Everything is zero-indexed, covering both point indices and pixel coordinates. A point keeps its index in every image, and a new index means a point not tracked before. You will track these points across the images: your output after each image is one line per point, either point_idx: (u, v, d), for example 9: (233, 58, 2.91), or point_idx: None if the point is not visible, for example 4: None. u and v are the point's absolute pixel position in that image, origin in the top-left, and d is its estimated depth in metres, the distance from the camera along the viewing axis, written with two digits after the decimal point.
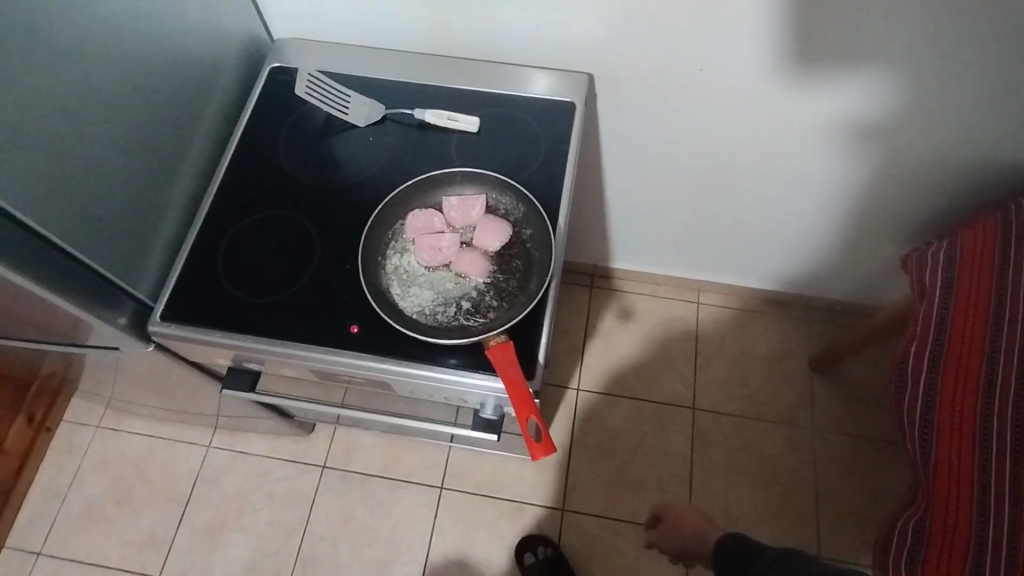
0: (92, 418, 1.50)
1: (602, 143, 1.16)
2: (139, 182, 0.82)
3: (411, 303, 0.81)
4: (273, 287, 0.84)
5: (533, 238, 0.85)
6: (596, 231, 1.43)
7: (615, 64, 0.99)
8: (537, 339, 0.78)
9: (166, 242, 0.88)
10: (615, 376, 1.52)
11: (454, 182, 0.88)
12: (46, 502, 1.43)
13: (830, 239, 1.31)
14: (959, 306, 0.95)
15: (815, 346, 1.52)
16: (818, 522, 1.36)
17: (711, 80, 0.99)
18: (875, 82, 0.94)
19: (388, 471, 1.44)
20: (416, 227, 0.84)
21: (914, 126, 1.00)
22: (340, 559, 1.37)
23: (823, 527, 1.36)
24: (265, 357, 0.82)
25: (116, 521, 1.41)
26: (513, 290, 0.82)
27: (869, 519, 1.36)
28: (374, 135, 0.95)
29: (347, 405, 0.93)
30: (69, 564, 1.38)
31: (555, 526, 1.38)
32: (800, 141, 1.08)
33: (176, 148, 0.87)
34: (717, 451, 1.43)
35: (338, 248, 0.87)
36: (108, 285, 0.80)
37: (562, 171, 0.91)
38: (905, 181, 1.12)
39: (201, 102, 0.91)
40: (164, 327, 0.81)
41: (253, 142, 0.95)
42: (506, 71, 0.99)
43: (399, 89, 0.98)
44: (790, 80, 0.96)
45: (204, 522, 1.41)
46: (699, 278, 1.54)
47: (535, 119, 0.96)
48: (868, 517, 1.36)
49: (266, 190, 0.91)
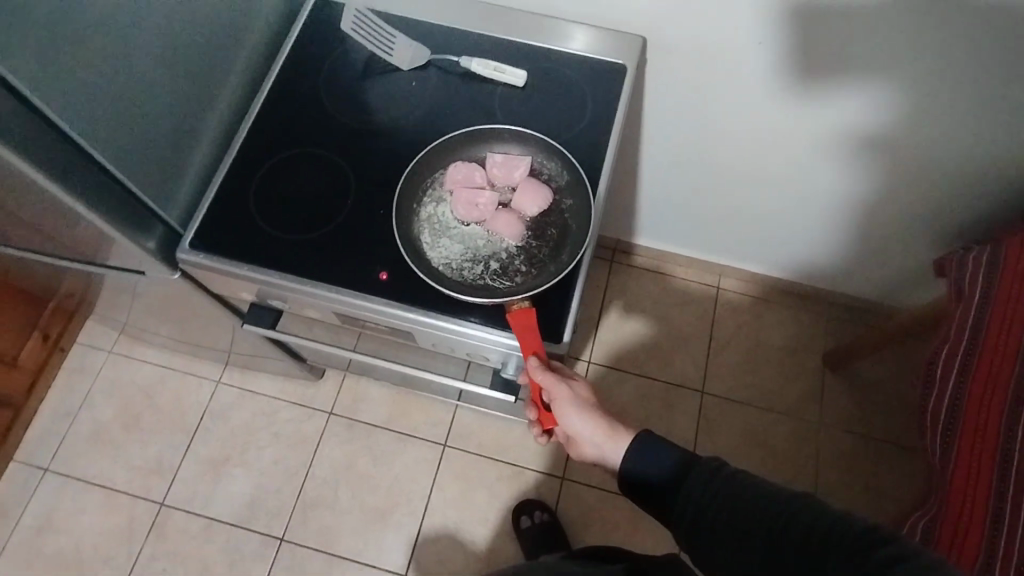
0: (106, 342, 1.51)
1: (644, 114, 1.12)
2: (177, 103, 0.79)
3: (439, 254, 0.80)
4: (304, 225, 0.83)
5: (572, 210, 0.83)
6: (625, 204, 1.41)
7: (672, 33, 0.94)
8: (566, 310, 0.77)
9: (199, 170, 0.87)
10: (628, 352, 1.51)
11: (500, 139, 0.86)
12: (55, 420, 1.45)
13: (861, 236, 1.28)
14: (996, 311, 0.93)
15: (831, 341, 1.51)
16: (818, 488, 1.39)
17: (763, 58, 0.95)
18: (942, 80, 0.89)
19: (393, 423, 1.45)
20: (457, 179, 0.83)
21: (974, 127, 0.95)
22: (339, 506, 1.38)
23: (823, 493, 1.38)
24: (290, 295, 0.81)
25: (123, 444, 1.43)
26: (544, 259, 0.80)
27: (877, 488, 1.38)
28: (416, 80, 0.92)
29: (358, 352, 0.92)
30: (74, 483, 1.40)
31: (553, 493, 1.39)
32: (851, 135, 1.04)
33: (216, 73, 0.85)
34: (722, 432, 1.44)
35: (373, 192, 0.85)
36: (140, 208, 0.79)
37: (605, 136, 0.88)
38: (956, 184, 1.07)
39: (241, 29, 0.88)
40: (193, 255, 0.80)
41: (291, 77, 0.92)
42: (557, 26, 0.96)
43: (446, 35, 0.95)
44: (848, 68, 0.92)
45: (209, 455, 1.42)
46: (722, 262, 1.52)
47: (582, 79, 0.93)
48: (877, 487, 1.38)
49: (303, 127, 0.89)
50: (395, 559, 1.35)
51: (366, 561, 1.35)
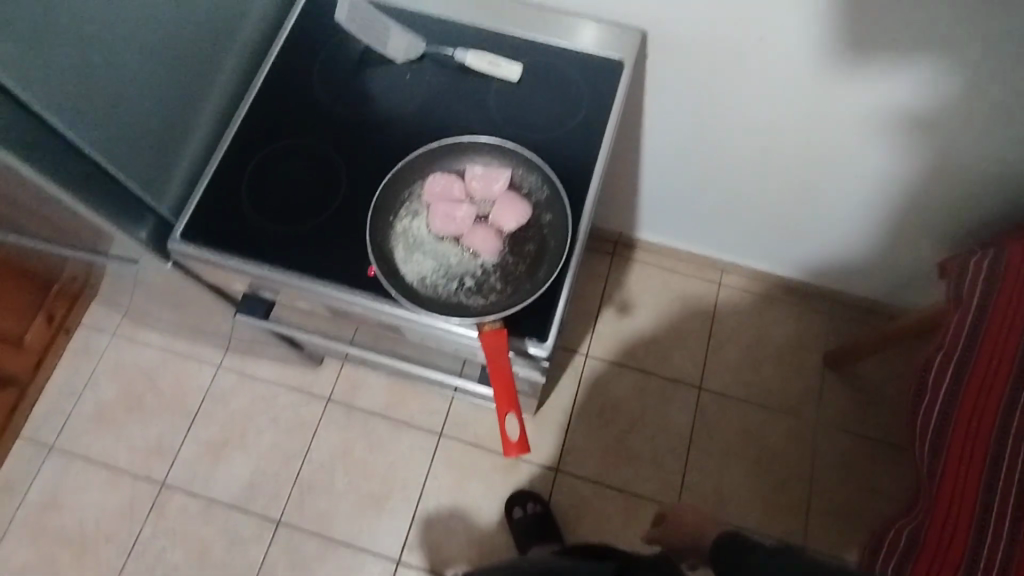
0: (111, 324, 1.53)
1: (645, 107, 1.10)
2: (169, 93, 0.79)
3: (412, 269, 0.79)
4: (294, 220, 0.83)
5: (552, 226, 0.81)
6: (627, 197, 1.39)
7: (674, 27, 0.93)
8: (549, 320, 0.76)
9: (191, 161, 0.87)
10: (627, 346, 1.51)
11: (480, 150, 0.84)
12: (61, 399, 1.48)
13: (867, 234, 1.26)
14: (994, 319, 0.92)
15: (833, 340, 1.49)
16: (808, 513, 1.37)
17: (767, 52, 0.93)
18: (947, 73, 0.87)
19: (390, 411, 1.46)
20: (433, 192, 0.81)
21: (983, 125, 0.93)
22: (334, 490, 1.41)
23: (812, 518, 1.36)
24: (282, 288, 0.82)
25: (127, 425, 1.46)
26: (520, 276, 0.79)
27: (868, 510, 1.37)
28: (411, 73, 0.91)
29: (353, 343, 0.95)
30: (78, 461, 1.43)
31: (546, 484, 1.40)
32: (855, 132, 1.02)
33: (209, 65, 0.85)
34: (718, 431, 1.44)
35: (364, 188, 0.85)
36: (131, 198, 0.79)
37: (600, 132, 0.87)
38: (962, 183, 1.05)
39: (234, 20, 0.88)
40: (184, 246, 0.81)
41: (286, 68, 0.92)
42: (555, 20, 0.94)
43: (443, 27, 0.94)
44: (851, 65, 0.91)
45: (209, 438, 1.45)
46: (724, 259, 1.50)
47: (579, 75, 0.91)
48: (867, 509, 1.37)
49: (296, 119, 0.89)
50: (388, 544, 1.37)
51: (360, 545, 1.37)
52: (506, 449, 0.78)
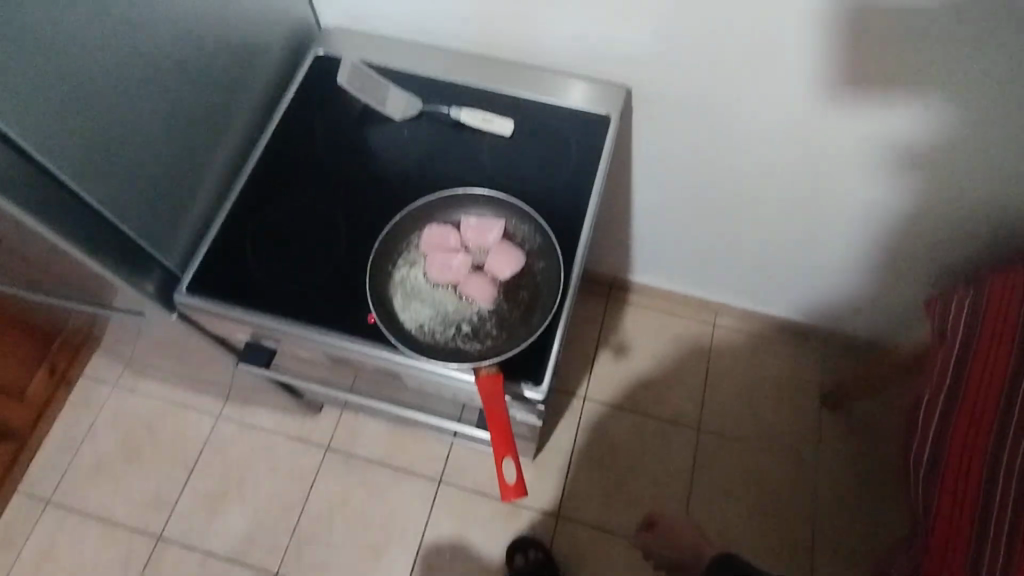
0: (111, 376, 1.54)
1: (634, 156, 1.15)
2: (178, 154, 0.84)
3: (410, 316, 0.82)
4: (296, 271, 0.86)
5: (544, 273, 0.84)
6: (620, 241, 1.43)
7: (657, 82, 0.99)
8: (543, 364, 0.79)
9: (196, 216, 0.91)
10: (625, 388, 1.52)
11: (475, 202, 0.88)
12: (60, 452, 1.48)
13: (854, 273, 1.29)
14: (980, 348, 0.93)
15: (828, 378, 1.50)
16: (813, 554, 1.35)
17: (746, 102, 0.98)
18: (916, 116, 0.93)
19: (389, 458, 1.46)
20: (430, 242, 0.85)
21: (953, 168, 0.98)
22: (334, 541, 1.39)
23: (818, 558, 1.35)
24: (285, 337, 0.83)
25: (125, 477, 1.45)
26: (515, 322, 0.81)
27: (873, 549, 1.35)
28: (409, 130, 0.96)
29: (353, 390, 0.97)
30: (74, 515, 1.42)
31: (548, 530, 1.38)
32: (834, 175, 1.07)
33: (216, 127, 0.90)
34: (718, 472, 1.43)
35: (364, 239, 0.88)
36: (139, 252, 0.83)
37: (589, 183, 0.92)
38: (940, 222, 1.09)
39: (242, 85, 0.93)
40: (190, 299, 0.83)
41: (290, 128, 0.97)
42: (545, 79, 1.00)
43: (439, 88, 0.99)
44: (825, 114, 0.96)
45: (207, 488, 1.44)
46: (717, 299, 1.53)
47: (568, 129, 0.97)
48: (873, 548, 1.35)
49: (299, 176, 0.93)
50: None
51: None
52: (505, 493, 0.78)
